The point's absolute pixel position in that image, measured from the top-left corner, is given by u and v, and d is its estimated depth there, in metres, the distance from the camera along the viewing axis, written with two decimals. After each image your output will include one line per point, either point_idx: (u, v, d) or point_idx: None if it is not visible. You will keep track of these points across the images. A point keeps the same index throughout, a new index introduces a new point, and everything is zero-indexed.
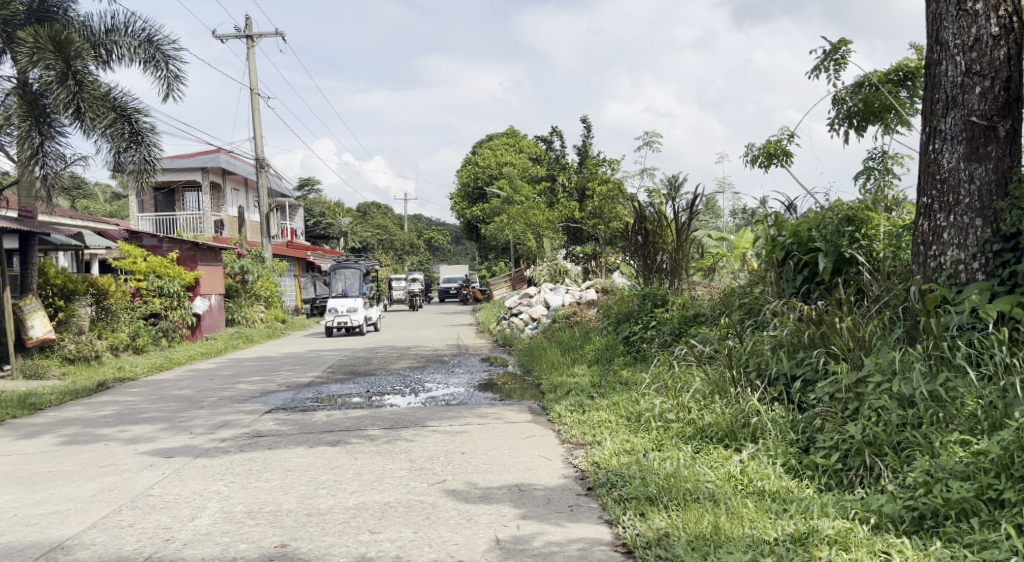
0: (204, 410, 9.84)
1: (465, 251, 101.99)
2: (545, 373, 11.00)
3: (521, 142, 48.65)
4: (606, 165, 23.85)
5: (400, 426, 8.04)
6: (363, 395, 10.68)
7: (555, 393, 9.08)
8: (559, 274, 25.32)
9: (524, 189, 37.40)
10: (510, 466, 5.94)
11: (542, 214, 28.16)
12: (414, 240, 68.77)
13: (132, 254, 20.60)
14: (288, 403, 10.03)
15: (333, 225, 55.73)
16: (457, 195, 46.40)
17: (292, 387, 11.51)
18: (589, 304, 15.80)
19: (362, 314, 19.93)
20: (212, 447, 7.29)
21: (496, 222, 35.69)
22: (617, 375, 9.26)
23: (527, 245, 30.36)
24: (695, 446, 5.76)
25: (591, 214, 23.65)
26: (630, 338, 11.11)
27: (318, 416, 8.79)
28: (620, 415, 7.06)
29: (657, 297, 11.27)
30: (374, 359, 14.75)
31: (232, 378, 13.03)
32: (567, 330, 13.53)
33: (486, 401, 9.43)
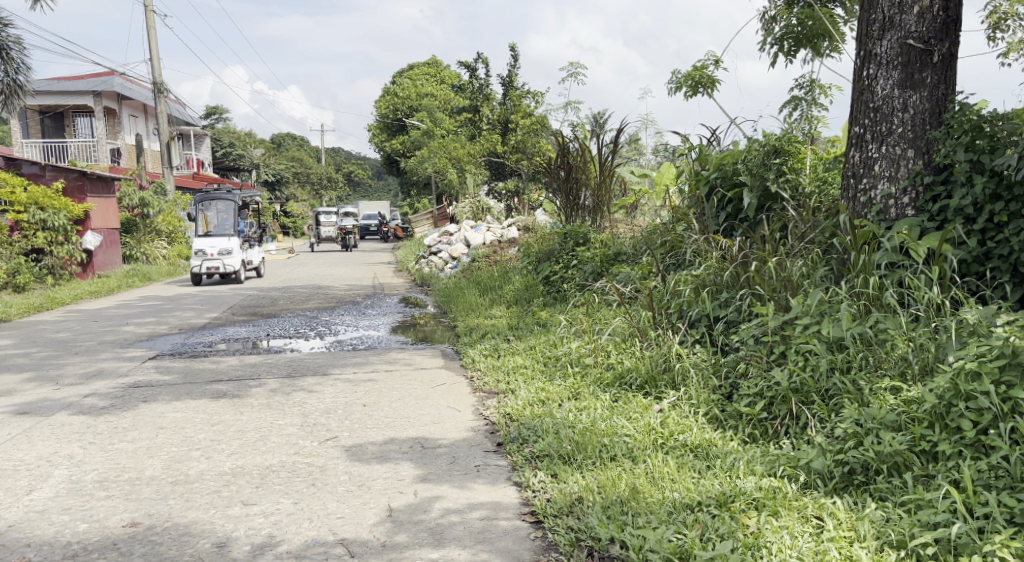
0: (81, 356, 9.04)
1: (386, 185, 99.94)
2: (461, 315, 10.48)
3: (442, 73, 47.07)
4: (530, 96, 22.97)
5: (298, 374, 7.43)
6: (263, 338, 9.99)
7: (469, 336, 8.58)
8: (482, 210, 24.54)
9: (445, 122, 36.22)
10: (415, 420, 5.39)
11: (464, 148, 27.28)
12: (333, 174, 66.72)
13: (10, 183, 18.71)
14: (178, 348, 9.29)
15: (245, 157, 53.35)
16: (377, 127, 44.70)
17: (186, 331, 10.72)
18: (510, 242, 15.21)
19: (238, 260, 16.62)
20: (79, 401, 6.59)
21: (416, 156, 34.56)
22: (534, 318, 8.80)
23: (448, 180, 29.47)
24: (613, 395, 5.33)
25: (515, 149, 22.86)
26: (549, 279, 10.65)
27: (208, 363, 8.11)
28: (536, 361, 6.60)
29: (578, 236, 10.81)
30: (281, 300, 13.97)
31: (121, 320, 12.11)
32: (487, 270, 12.96)
33: (396, 345, 8.89)
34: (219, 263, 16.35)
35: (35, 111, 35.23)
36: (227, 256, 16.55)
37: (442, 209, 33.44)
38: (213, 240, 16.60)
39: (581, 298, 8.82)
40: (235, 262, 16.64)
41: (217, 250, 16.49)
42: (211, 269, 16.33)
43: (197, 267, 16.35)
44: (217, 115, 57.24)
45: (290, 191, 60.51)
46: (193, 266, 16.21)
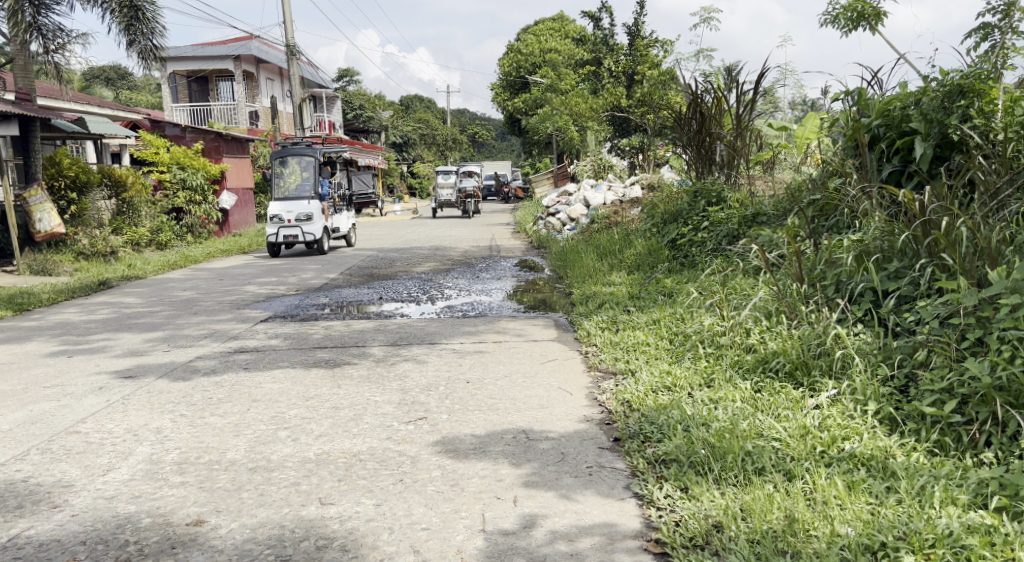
0: (197, 315, 8.93)
1: (510, 146, 99.78)
2: (578, 280, 9.77)
3: (567, 27, 45.83)
4: (658, 46, 21.61)
5: (405, 343, 6.94)
6: (376, 302, 9.64)
7: (587, 305, 7.88)
8: (603, 169, 23.58)
9: (569, 78, 35.21)
10: (522, 404, 4.78)
11: (587, 103, 26.28)
12: (457, 134, 67.03)
13: (154, 145, 19.83)
14: (291, 310, 9.04)
15: (373, 119, 54.22)
16: (500, 86, 44.12)
17: (302, 292, 10.51)
18: (633, 202, 14.26)
19: (317, 226, 14.71)
20: (183, 364, 6.34)
21: (539, 114, 33.83)
22: (659, 287, 7.98)
23: (569, 138, 28.62)
24: (757, 384, 4.50)
25: (641, 103, 21.64)
26: (676, 243, 9.74)
27: (316, 327, 7.76)
28: (661, 336, 5.84)
29: (711, 195, 9.82)
30: (398, 260, 13.71)
31: (242, 278, 12.10)
32: (606, 232, 12.13)
33: (509, 313, 8.30)
34: (295, 231, 14.63)
35: (183, 77, 36.91)
36: (306, 222, 14.75)
37: (562, 168, 32.43)
38: (290, 203, 14.78)
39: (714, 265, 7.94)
40: (316, 230, 14.86)
41: (296, 215, 14.70)
42: (288, 237, 14.68)
43: (273, 235, 14.72)
44: (347, 77, 58.34)
45: (415, 152, 61.17)
46: (269, 234, 14.58)
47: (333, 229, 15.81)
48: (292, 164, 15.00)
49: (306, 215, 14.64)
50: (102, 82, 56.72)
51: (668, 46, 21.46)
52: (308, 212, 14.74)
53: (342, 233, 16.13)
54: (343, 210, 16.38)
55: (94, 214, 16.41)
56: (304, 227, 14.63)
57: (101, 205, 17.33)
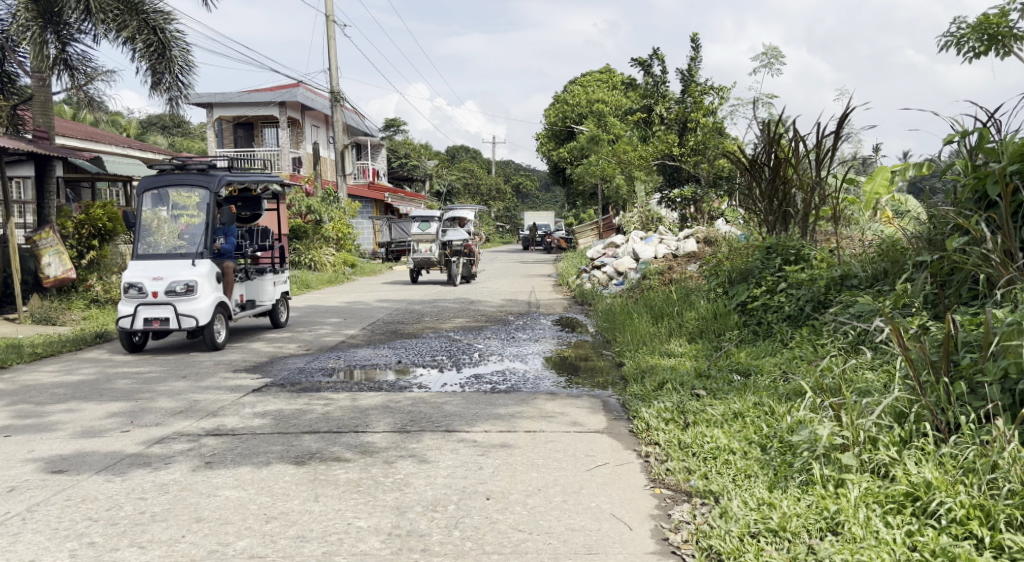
0: (187, 376, 7.65)
1: (554, 197, 99.25)
2: (630, 347, 8.34)
3: (615, 78, 44.98)
4: (713, 93, 20.32)
5: (415, 430, 5.50)
6: (392, 367, 8.26)
7: (643, 383, 6.43)
8: (651, 221, 22.86)
9: (616, 128, 34.08)
10: (560, 547, 3.42)
11: (636, 152, 25.00)
12: (500, 184, 66.41)
13: None
14: (292, 376, 7.68)
15: (417, 167, 53.75)
16: (545, 136, 43.23)
17: (313, 351, 9.18)
18: (690, 257, 12.77)
19: (203, 305, 9.00)
20: (136, 452, 5.05)
21: (583, 164, 32.63)
22: (735, 367, 6.60)
23: (616, 188, 27.31)
24: (912, 539, 3.10)
25: (695, 152, 20.25)
26: (747, 308, 8.37)
27: (314, 402, 6.41)
28: (753, 442, 4.44)
29: (790, 253, 8.43)
30: (426, 316, 12.38)
31: (253, 332, 10.85)
32: (659, 291, 10.69)
33: (547, 389, 6.87)
34: (166, 311, 8.95)
35: (228, 122, 36.82)
36: (186, 298, 9.04)
37: (608, 219, 31.78)
38: (163, 264, 9.17)
39: (807, 351, 6.61)
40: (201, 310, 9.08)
41: (167, 285, 9.02)
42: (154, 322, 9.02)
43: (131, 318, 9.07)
44: (393, 126, 58.25)
45: (460, 202, 60.59)
46: (121, 317, 8.96)
47: (241, 301, 10.22)
48: (174, 201, 9.49)
49: (185, 285, 9.01)
50: (159, 131, 57.73)
51: (724, 93, 20.10)
52: (189, 279, 9.07)
53: (261, 308, 10.61)
54: (264, 271, 10.75)
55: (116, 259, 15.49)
56: (181, 305, 8.98)
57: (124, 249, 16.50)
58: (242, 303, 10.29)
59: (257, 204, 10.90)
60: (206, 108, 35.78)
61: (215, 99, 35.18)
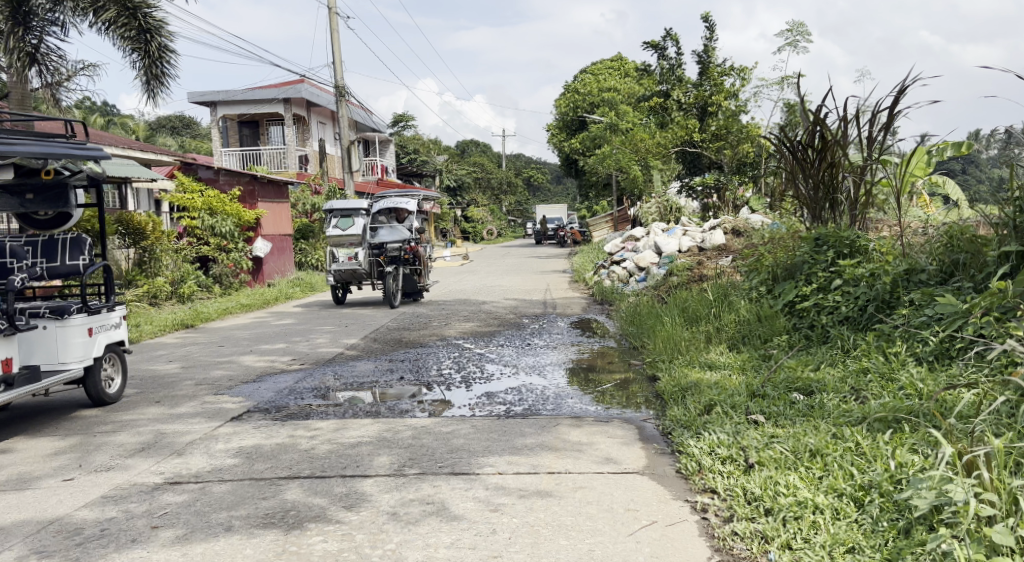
0: (159, 400, 6.70)
1: (566, 190, 98.18)
2: (663, 355, 7.33)
3: (626, 65, 43.83)
4: (734, 74, 19.19)
5: (414, 472, 4.50)
6: (393, 384, 7.27)
7: (686, 405, 5.41)
8: (670, 212, 21.83)
9: (630, 115, 32.99)
10: None
11: (652, 139, 23.93)
12: (512, 178, 65.43)
13: (186, 189, 18.20)
14: (278, 398, 6.70)
15: (427, 163, 52.89)
16: (557, 127, 42.13)
17: (306, 366, 8.20)
18: (720, 251, 11.71)
19: None
20: (68, 514, 4.07)
21: (597, 155, 31.60)
22: (793, 383, 5.58)
23: (632, 178, 26.27)
24: None
25: (716, 138, 19.14)
26: (797, 311, 7.35)
27: (298, 434, 5.42)
28: (850, 498, 3.43)
29: (843, 245, 7.35)
30: (434, 320, 11.39)
31: (245, 344, 9.86)
32: (691, 290, 9.66)
33: (572, 410, 5.86)
34: None
35: (234, 120, 35.96)
36: None
37: (623, 210, 30.75)
38: None
39: (881, 364, 5.57)
40: None
41: None
42: None
43: None
44: (402, 122, 57.35)
45: (471, 196, 59.64)
46: None
47: (10, 373, 5.76)
48: None
49: None
50: (166, 132, 57.32)
51: (746, 74, 18.93)
52: None
53: (60, 374, 6.10)
54: (68, 313, 6.19)
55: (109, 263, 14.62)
56: None
57: (118, 255, 15.72)
58: (16, 374, 5.80)
59: (61, 197, 7.13)
60: (210, 107, 34.97)
61: (219, 98, 34.33)
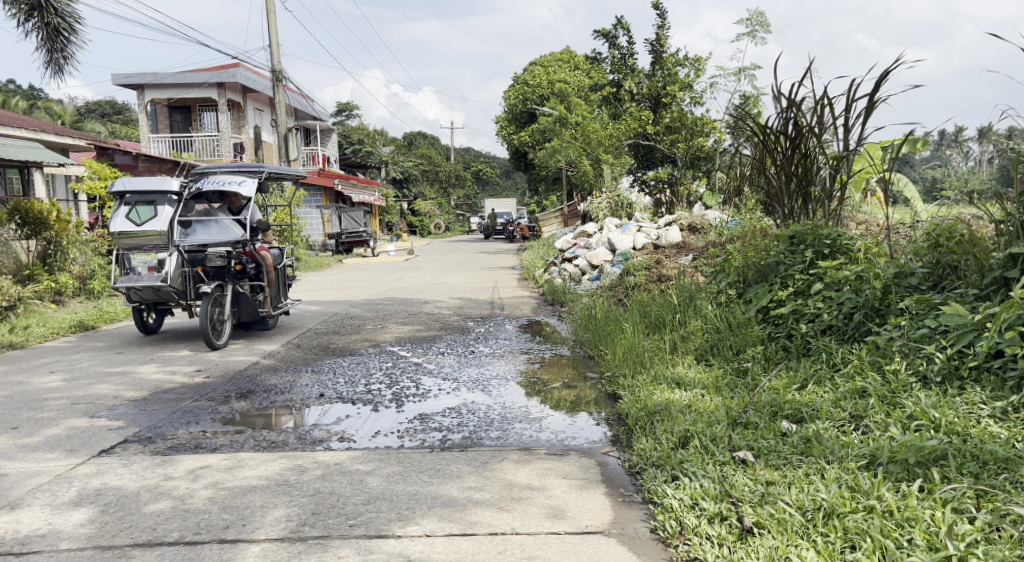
0: (18, 425, 5.59)
1: (514, 184, 97.43)
2: (625, 368, 6.45)
3: (576, 57, 43.06)
4: (689, 64, 18.44)
5: (316, 535, 3.54)
6: (310, 402, 6.24)
7: (657, 435, 4.52)
8: (621, 207, 21.14)
9: (580, 108, 32.22)
10: None
11: (603, 132, 23.17)
12: (460, 171, 64.30)
13: (100, 175, 16.95)
14: (167, 422, 5.63)
15: (373, 154, 51.50)
16: (505, 119, 41.16)
17: (210, 380, 7.14)
18: (678, 249, 10.94)
19: None
20: None
21: (547, 148, 30.74)
22: (778, 408, 4.74)
23: (582, 172, 25.51)
24: None
25: (669, 131, 18.47)
26: (773, 319, 6.54)
27: (178, 475, 4.38)
28: None
29: (822, 244, 6.57)
30: (368, 324, 10.38)
31: (148, 351, 8.70)
32: (652, 292, 8.83)
33: (518, 440, 4.93)
34: None
35: (164, 106, 34.18)
36: None
37: (573, 205, 30.02)
38: None
39: (879, 385, 4.76)
40: None
41: None
42: None
43: None
44: (346, 111, 55.72)
45: (417, 189, 58.41)
46: None
47: None
48: None
49: None
50: (97, 118, 54.82)
51: (701, 64, 18.18)
52: None
53: None
54: None
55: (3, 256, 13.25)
56: None
57: (17, 246, 14.32)
58: None
59: None
60: (138, 90, 33.14)
61: (147, 80, 32.49)
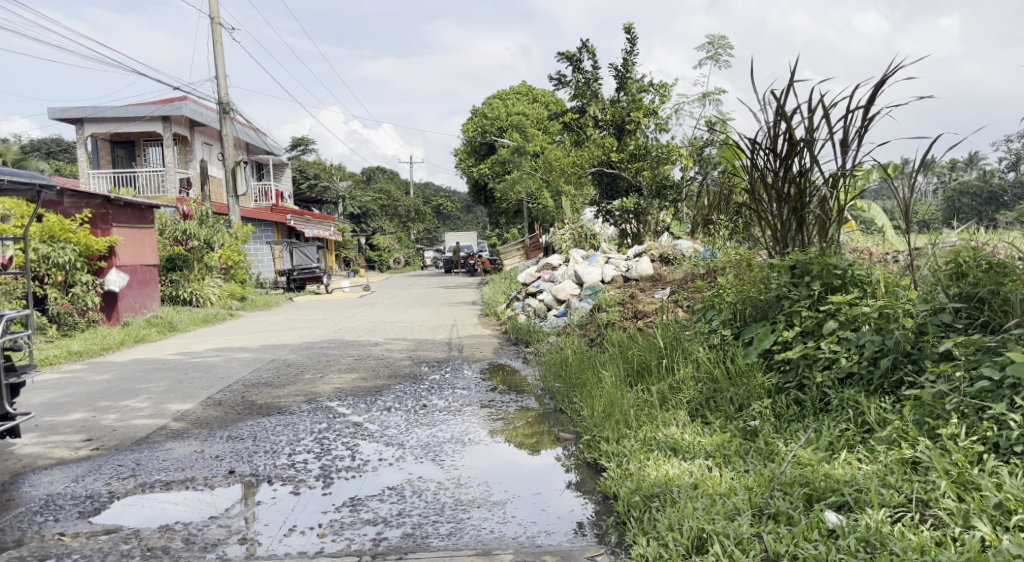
0: None
1: (476, 217, 96.76)
2: (608, 427, 5.33)
3: (535, 90, 42.48)
4: (654, 89, 17.66)
5: None
6: (215, 483, 5.22)
7: (680, 540, 3.43)
8: (584, 238, 20.30)
9: (540, 139, 31.42)
10: None
11: (566, 161, 22.36)
12: (419, 205, 63.31)
13: (20, 213, 15.62)
14: (17, 525, 4.60)
15: (330, 189, 50.29)
16: (464, 152, 40.32)
17: (96, 454, 6.06)
18: (652, 281, 10.01)
19: None
20: None
21: (506, 179, 29.84)
22: (812, 490, 3.70)
23: (544, 204, 24.63)
24: None
25: (635, 159, 17.45)
26: (779, 365, 5.49)
27: None
28: None
29: (832, 275, 5.55)
30: (305, 376, 9.25)
31: (39, 415, 7.47)
32: (630, 335, 7.79)
33: (478, 539, 3.87)
34: None
35: (105, 140, 32.63)
36: None
37: (535, 238, 29.10)
38: None
39: (940, 455, 3.72)
40: None
41: None
42: None
43: None
44: (301, 146, 54.54)
45: (376, 224, 57.27)
46: None
47: None
48: None
49: None
50: (43, 156, 53.03)
51: (667, 90, 17.41)
52: None
53: None
54: None
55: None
56: None
57: None
58: None
59: None
60: (76, 123, 31.55)
61: (86, 113, 30.87)
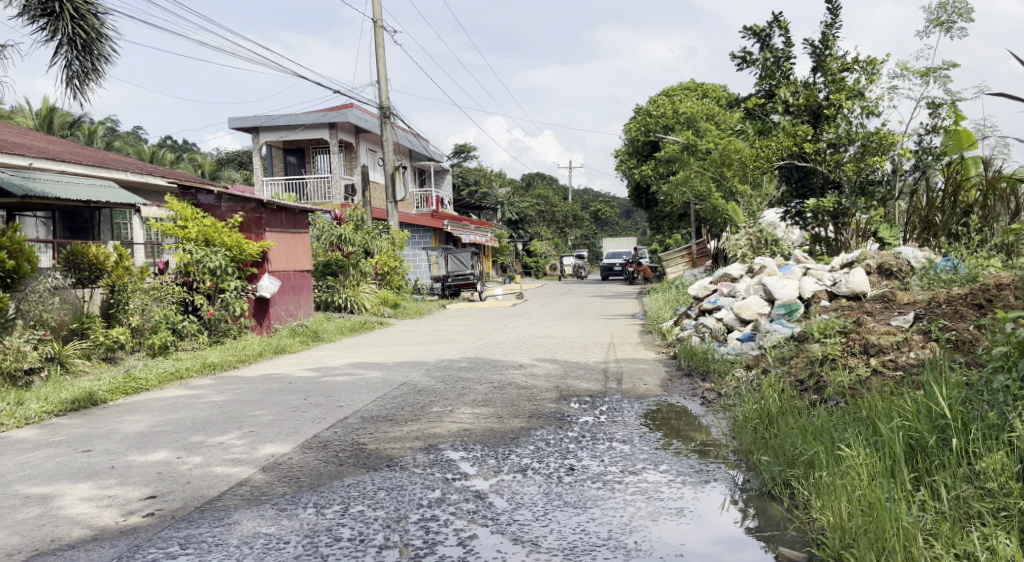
0: None
1: (636, 223, 94.10)
2: None
3: (703, 86, 39.70)
4: (858, 66, 14.83)
5: None
6: None
7: None
8: (763, 244, 17.70)
9: (711, 135, 28.78)
10: None
11: (741, 156, 19.77)
12: (579, 211, 61.78)
13: (179, 214, 15.24)
14: None
15: (489, 194, 49.64)
16: (626, 153, 38.19)
17: (142, 528, 4.52)
18: (884, 304, 7.63)
19: None
20: None
21: (673, 179, 27.46)
22: None
23: (713, 206, 22.14)
24: None
25: (833, 152, 14.91)
26: None
27: None
28: None
29: None
30: (432, 410, 7.60)
31: (116, 455, 6.19)
32: (872, 388, 5.57)
33: None
34: None
35: (279, 148, 33.26)
36: None
37: (703, 244, 26.51)
38: None
39: None
40: None
41: None
42: None
43: None
44: (463, 153, 54.42)
45: (534, 230, 56.30)
46: None
47: None
48: None
49: None
50: (232, 167, 56.23)
51: (875, 67, 14.57)
52: None
53: None
54: None
55: (50, 310, 11.54)
56: None
57: (72, 297, 12.97)
58: None
59: None
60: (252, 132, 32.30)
61: (261, 122, 31.56)
